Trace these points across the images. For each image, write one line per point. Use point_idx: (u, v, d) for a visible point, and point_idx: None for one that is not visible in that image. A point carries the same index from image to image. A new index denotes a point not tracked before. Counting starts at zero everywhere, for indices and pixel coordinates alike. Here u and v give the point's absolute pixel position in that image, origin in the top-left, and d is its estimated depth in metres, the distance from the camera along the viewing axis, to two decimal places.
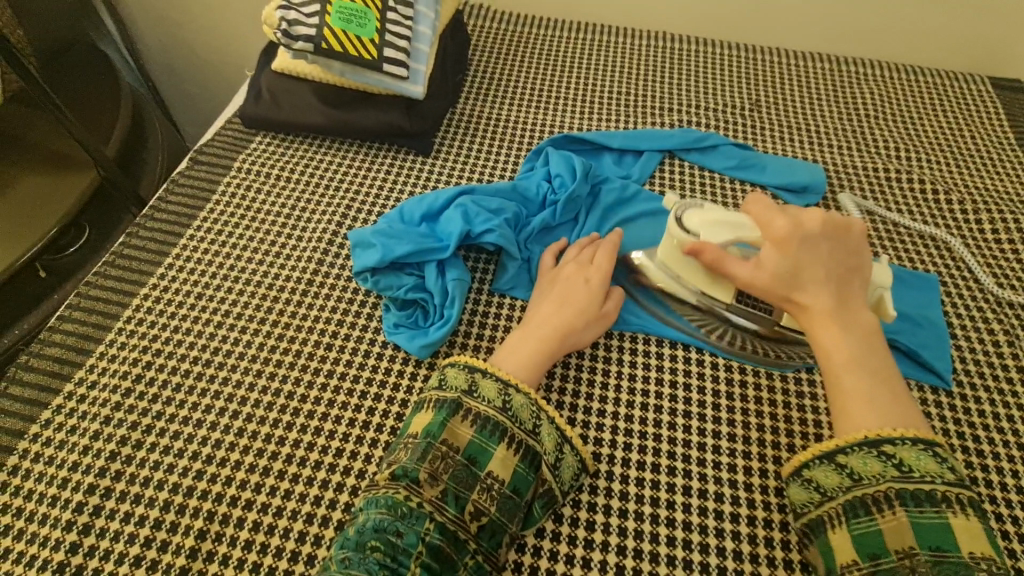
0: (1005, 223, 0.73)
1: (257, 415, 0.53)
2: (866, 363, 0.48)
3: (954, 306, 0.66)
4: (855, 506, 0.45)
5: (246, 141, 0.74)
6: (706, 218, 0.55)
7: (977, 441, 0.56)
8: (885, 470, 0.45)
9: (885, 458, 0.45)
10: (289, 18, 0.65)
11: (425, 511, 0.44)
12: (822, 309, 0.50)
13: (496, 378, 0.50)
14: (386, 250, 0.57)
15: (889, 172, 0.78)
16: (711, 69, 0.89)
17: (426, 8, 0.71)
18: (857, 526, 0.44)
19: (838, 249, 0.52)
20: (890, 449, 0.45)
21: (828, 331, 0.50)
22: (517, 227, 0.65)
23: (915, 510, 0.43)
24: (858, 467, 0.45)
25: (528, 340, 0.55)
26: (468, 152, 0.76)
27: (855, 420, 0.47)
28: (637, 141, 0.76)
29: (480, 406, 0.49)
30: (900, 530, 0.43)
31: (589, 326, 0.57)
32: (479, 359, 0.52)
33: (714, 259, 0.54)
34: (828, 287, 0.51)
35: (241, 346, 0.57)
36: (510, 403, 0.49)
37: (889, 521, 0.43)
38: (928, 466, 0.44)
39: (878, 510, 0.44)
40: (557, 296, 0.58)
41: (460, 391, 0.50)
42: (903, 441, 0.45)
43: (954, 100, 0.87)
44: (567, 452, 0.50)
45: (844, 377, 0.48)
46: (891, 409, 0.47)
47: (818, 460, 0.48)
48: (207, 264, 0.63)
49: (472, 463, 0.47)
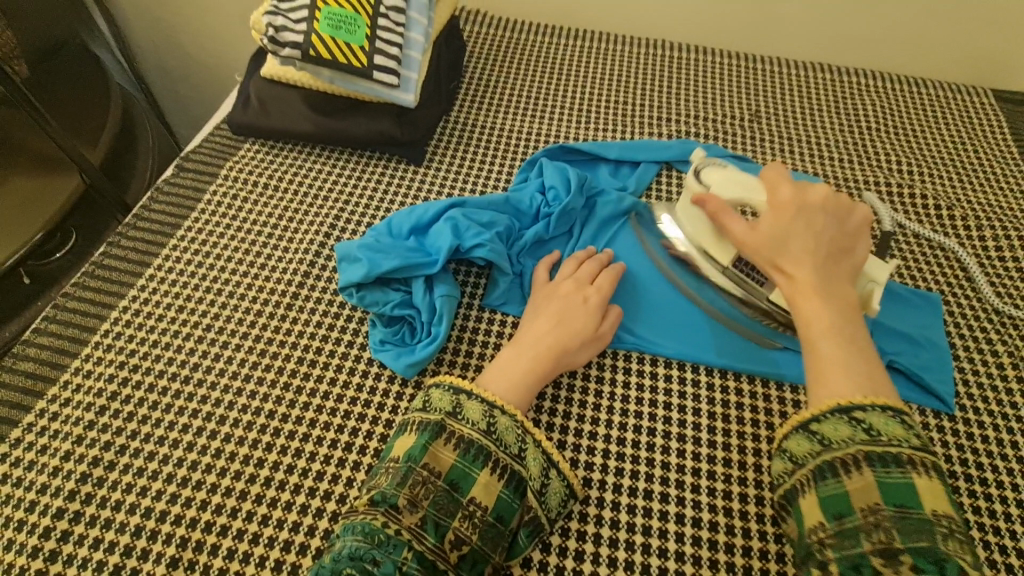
0: (1009, 240, 0.72)
1: (235, 436, 0.51)
2: (846, 333, 0.47)
3: (957, 327, 0.64)
4: (823, 470, 0.43)
5: (233, 148, 0.72)
6: (723, 175, 0.57)
7: (980, 467, 0.54)
8: (854, 433, 0.43)
9: (854, 422, 0.43)
10: (277, 24, 0.64)
11: (403, 539, 0.43)
12: (808, 278, 0.49)
13: (482, 401, 0.49)
14: (372, 264, 0.56)
15: (890, 186, 0.76)
16: (710, 78, 0.88)
17: (419, 14, 0.69)
18: (826, 488, 0.43)
19: (834, 226, 0.51)
20: (860, 415, 0.44)
21: (810, 298, 0.49)
22: (509, 241, 0.63)
23: (881, 470, 0.42)
24: (829, 432, 0.44)
25: (520, 359, 0.53)
26: (461, 162, 0.74)
27: (831, 384, 0.45)
28: (634, 152, 0.75)
29: (465, 429, 0.47)
30: (866, 489, 0.41)
31: (583, 346, 0.55)
32: (468, 381, 0.50)
33: (714, 209, 0.54)
34: (815, 257, 0.50)
35: (221, 362, 0.56)
36: (494, 426, 0.47)
37: (855, 482, 0.42)
38: (895, 431, 0.43)
39: (844, 472, 0.42)
40: (554, 313, 0.56)
41: (444, 413, 0.48)
42: (873, 407, 0.44)
43: (957, 113, 0.86)
44: (553, 477, 0.48)
45: (821, 342, 0.47)
46: (867, 382, 0.45)
47: (792, 428, 0.47)
48: (188, 276, 0.61)
49: (454, 489, 0.45)
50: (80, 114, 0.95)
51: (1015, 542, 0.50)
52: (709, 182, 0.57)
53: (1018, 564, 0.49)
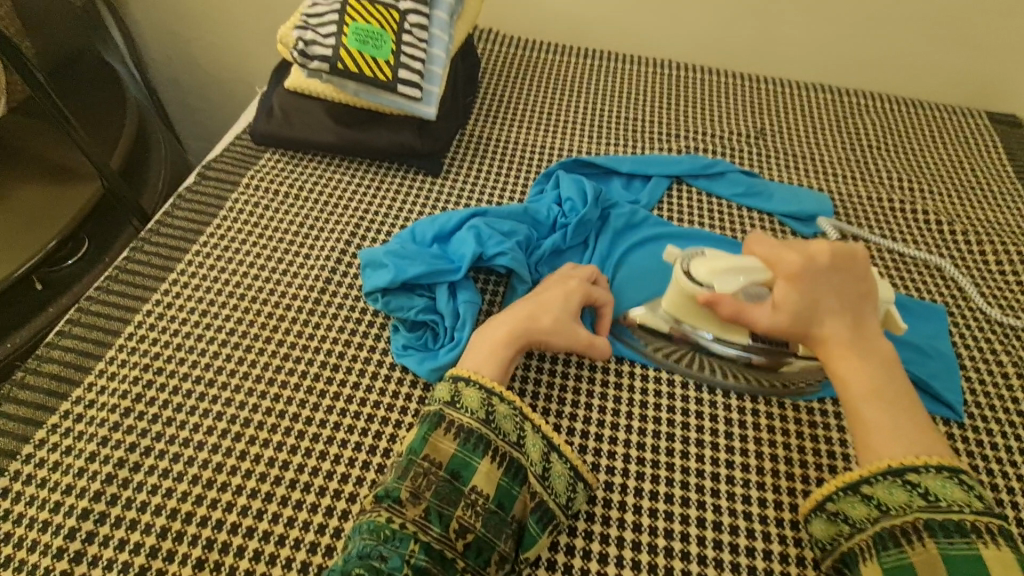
0: (1009, 255, 0.74)
1: (260, 437, 0.52)
2: (885, 391, 0.48)
3: (962, 337, 0.66)
4: (883, 538, 0.43)
5: (255, 157, 0.74)
6: (712, 267, 0.54)
7: (991, 474, 0.55)
8: (911, 499, 0.43)
9: (909, 487, 0.44)
10: (306, 38, 0.66)
11: (408, 532, 0.43)
12: (839, 341, 0.50)
13: (480, 388, 0.50)
14: (398, 270, 0.57)
15: (893, 202, 0.79)
16: (717, 96, 0.91)
17: (440, 31, 0.71)
18: (888, 559, 0.42)
19: (849, 283, 0.52)
20: (915, 478, 0.44)
21: (842, 361, 0.50)
22: (528, 250, 0.64)
23: (945, 541, 0.41)
24: (884, 497, 0.44)
25: (493, 333, 0.54)
26: (478, 173, 0.76)
27: (878, 453, 0.46)
28: (646, 166, 0.77)
29: (464, 418, 0.48)
30: (931, 563, 0.41)
31: (552, 331, 0.55)
32: (461, 368, 0.51)
33: (731, 310, 0.52)
34: (843, 320, 0.51)
35: (245, 366, 0.56)
36: (492, 415, 0.48)
37: (919, 553, 0.41)
38: (955, 495, 0.43)
39: (908, 542, 0.42)
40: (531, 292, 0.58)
41: (443, 403, 0.49)
42: (927, 468, 0.44)
43: (955, 133, 0.89)
44: (555, 460, 0.49)
45: (864, 411, 0.48)
46: (915, 442, 0.46)
47: (842, 490, 0.47)
48: (212, 281, 0.62)
49: (455, 478, 0.46)
50: (99, 124, 0.96)
51: None
52: (706, 281, 0.54)
53: None
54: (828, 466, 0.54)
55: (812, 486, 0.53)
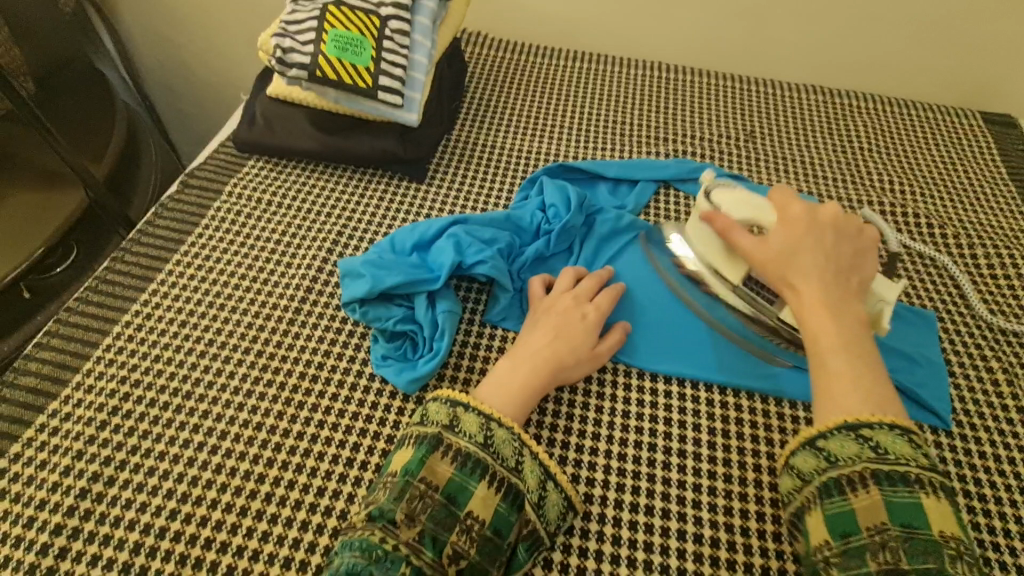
0: (1001, 258, 0.73)
1: (236, 450, 0.51)
2: (856, 352, 0.47)
3: (952, 343, 0.65)
4: (829, 488, 0.44)
5: (239, 165, 0.74)
6: (733, 196, 0.58)
7: (978, 484, 0.54)
8: (861, 451, 0.44)
9: (861, 440, 0.44)
10: (284, 46, 0.65)
11: (401, 554, 0.43)
12: (815, 295, 0.50)
13: (479, 413, 0.49)
14: (376, 280, 0.56)
15: (883, 204, 0.78)
16: (707, 99, 0.90)
17: (422, 37, 0.70)
18: (831, 506, 0.43)
19: (841, 246, 0.52)
20: (868, 433, 0.44)
21: (817, 315, 0.49)
22: (510, 257, 0.64)
23: (889, 489, 0.42)
24: (835, 450, 0.45)
25: (516, 374, 0.53)
26: (462, 179, 0.75)
27: (837, 400, 0.46)
28: (633, 171, 0.76)
29: (461, 442, 0.48)
30: (874, 508, 0.42)
31: (579, 364, 0.56)
32: (464, 395, 0.51)
33: (722, 227, 0.56)
34: (825, 277, 0.51)
35: (223, 377, 0.56)
36: (491, 439, 0.48)
37: (863, 500, 0.42)
38: (903, 450, 0.43)
39: (851, 490, 0.43)
40: (551, 328, 0.57)
41: (441, 426, 0.49)
42: (881, 425, 0.44)
43: (948, 134, 0.88)
44: (551, 489, 0.49)
45: (830, 360, 0.47)
46: (873, 400, 0.45)
47: (800, 446, 0.47)
48: (192, 291, 0.62)
49: (451, 502, 0.46)
50: (86, 131, 0.96)
51: (1015, 560, 0.50)
52: (720, 203, 0.58)
53: None
54: None
55: None
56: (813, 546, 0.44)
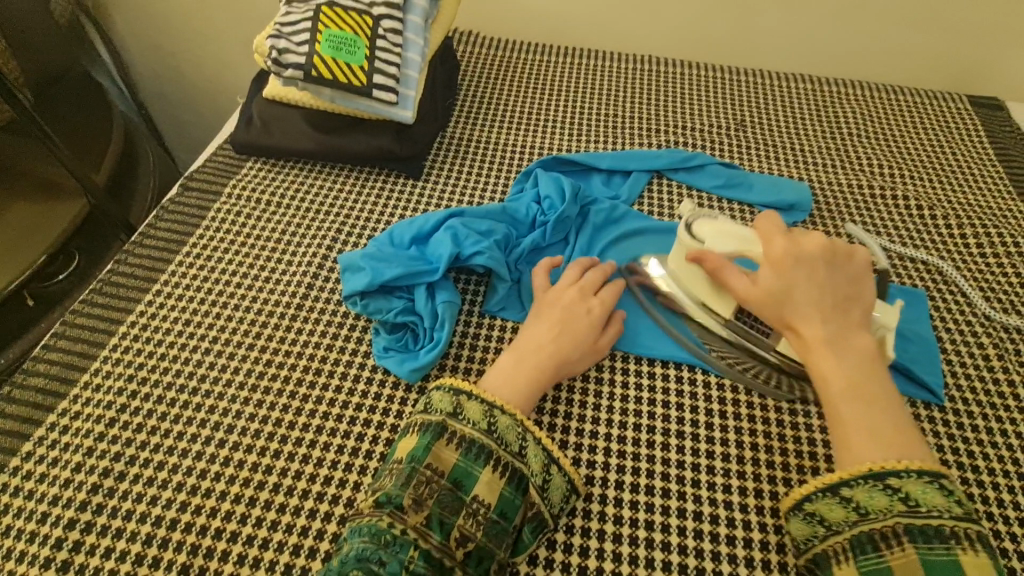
0: (989, 237, 0.74)
1: (244, 442, 0.52)
2: (864, 393, 0.47)
3: (943, 321, 0.66)
4: (861, 543, 0.43)
5: (237, 167, 0.75)
6: (714, 228, 0.58)
7: (970, 456, 0.56)
8: (891, 504, 0.43)
9: (890, 492, 0.43)
10: (279, 47, 0.66)
11: (410, 538, 0.44)
12: (816, 337, 0.49)
13: (482, 401, 0.51)
14: (375, 273, 0.57)
15: (873, 188, 0.79)
16: (697, 90, 0.91)
17: (415, 35, 0.71)
18: (866, 563, 0.42)
19: (835, 277, 0.51)
20: (896, 483, 0.43)
21: (821, 356, 0.48)
22: (507, 249, 0.65)
23: (924, 547, 0.41)
24: (864, 501, 0.43)
25: (521, 368, 0.54)
26: (458, 175, 0.76)
27: (856, 453, 0.45)
28: (625, 162, 0.78)
29: (466, 429, 0.49)
30: (911, 567, 0.40)
31: (583, 356, 0.57)
32: (467, 384, 0.52)
33: (713, 266, 0.55)
34: (823, 317, 0.50)
35: (228, 373, 0.57)
36: (495, 425, 0.50)
37: (898, 558, 0.41)
38: (935, 500, 0.42)
39: (886, 546, 0.42)
40: (556, 322, 0.58)
41: (445, 414, 0.50)
42: (908, 473, 0.43)
43: (935, 118, 0.90)
44: (554, 472, 0.50)
45: (843, 409, 0.47)
46: (893, 447, 0.44)
47: (821, 493, 0.45)
48: (194, 291, 0.63)
49: (457, 487, 0.47)
50: (85, 140, 0.97)
51: (1008, 528, 0.51)
52: (702, 237, 0.57)
53: (1012, 548, 0.50)
54: (807, 454, 0.55)
55: (792, 474, 0.54)
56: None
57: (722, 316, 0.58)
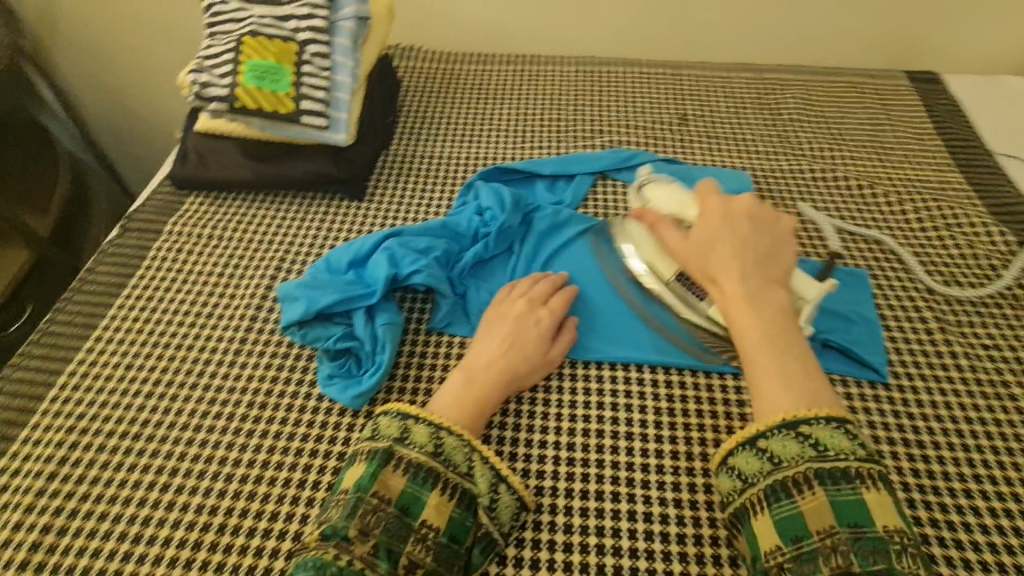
0: (929, 211, 0.75)
1: (188, 485, 0.52)
2: (781, 344, 0.47)
3: (887, 298, 0.66)
4: (776, 491, 0.43)
5: (178, 204, 0.74)
6: (665, 191, 0.62)
7: (916, 432, 0.56)
8: (803, 451, 0.43)
9: (801, 439, 0.43)
10: (201, 80, 0.67)
11: (357, 569, 0.43)
12: (738, 292, 0.50)
13: (430, 423, 0.50)
14: (310, 302, 0.57)
15: (815, 171, 0.80)
16: (639, 87, 0.92)
17: (343, 57, 0.71)
18: (781, 510, 0.42)
19: (758, 236, 0.53)
20: (806, 430, 0.43)
21: (740, 309, 0.49)
22: (449, 264, 0.64)
23: (833, 489, 0.42)
24: (777, 451, 0.44)
25: (470, 391, 0.54)
26: (402, 192, 0.76)
27: (772, 402, 0.45)
28: (568, 166, 0.78)
29: (414, 454, 0.48)
30: (820, 510, 0.41)
31: (533, 371, 0.57)
32: (416, 408, 0.51)
33: (651, 220, 0.58)
34: (744, 273, 0.51)
35: (172, 415, 0.56)
36: (442, 447, 0.49)
37: (809, 503, 0.42)
38: (842, 444, 0.43)
39: (799, 492, 0.42)
40: (505, 334, 0.57)
41: (392, 439, 0.49)
42: (817, 421, 0.43)
43: (873, 97, 0.91)
44: (502, 491, 0.49)
45: (760, 358, 0.47)
46: (804, 395, 0.45)
47: (741, 446, 0.46)
48: (136, 334, 0.62)
49: (405, 514, 0.46)
50: (28, 188, 0.96)
51: (954, 500, 0.52)
52: (651, 200, 0.62)
53: (959, 520, 0.51)
54: None
55: None
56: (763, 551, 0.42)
57: (665, 276, 0.62)
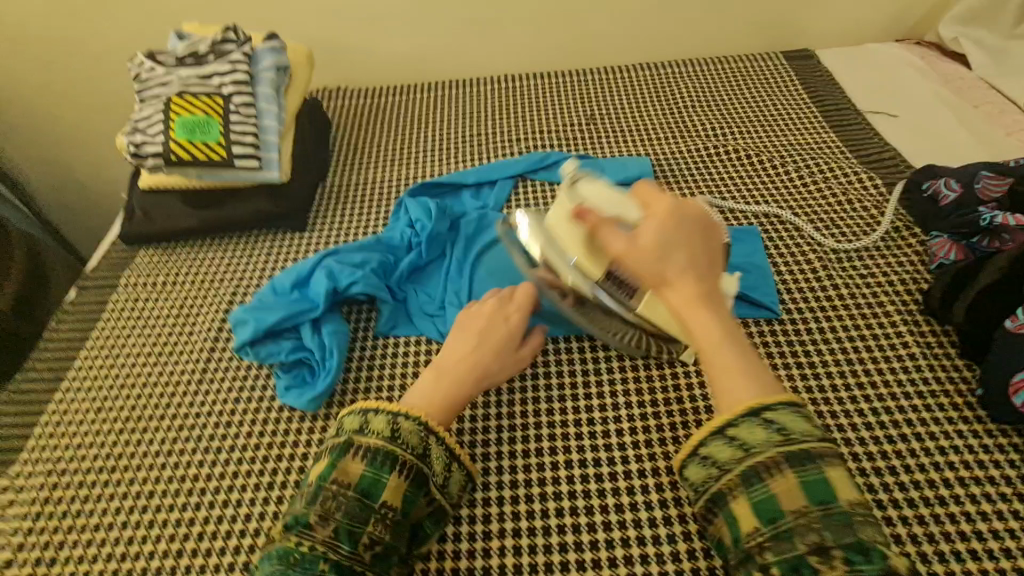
0: (810, 168, 0.85)
1: (165, 504, 0.56)
2: (736, 338, 0.47)
3: (779, 247, 0.75)
4: (749, 476, 0.43)
5: (132, 258, 0.79)
6: (596, 191, 0.57)
7: (809, 356, 0.64)
8: (770, 436, 0.43)
9: (766, 425, 0.43)
10: (137, 141, 0.74)
11: (319, 552, 0.47)
12: (692, 290, 0.48)
13: (388, 413, 0.53)
14: (258, 321, 0.63)
15: (710, 149, 0.89)
16: (549, 96, 1.01)
17: (268, 104, 0.78)
18: (755, 494, 0.42)
19: (708, 234, 0.52)
20: (771, 416, 0.43)
21: (695, 307, 0.48)
22: (387, 274, 0.71)
23: (801, 470, 0.41)
24: (746, 438, 0.43)
25: (439, 386, 0.58)
26: (342, 218, 0.83)
27: (733, 393, 0.45)
28: (490, 174, 0.85)
29: (373, 441, 0.52)
30: (792, 492, 0.41)
31: (503, 366, 0.62)
32: (395, 403, 0.55)
33: (591, 223, 0.54)
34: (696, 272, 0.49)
35: (144, 445, 0.60)
36: (398, 432, 0.52)
37: (781, 484, 0.41)
38: (805, 428, 0.43)
39: (769, 476, 0.42)
40: (477, 336, 0.61)
41: (352, 432, 0.53)
42: (781, 406, 0.44)
43: (756, 77, 1.02)
44: (455, 470, 0.54)
45: (719, 352, 0.47)
46: (762, 385, 0.45)
47: (711, 436, 0.46)
48: (102, 379, 0.66)
49: (365, 497, 0.49)
50: None
51: (845, 407, 0.59)
52: (584, 197, 0.58)
53: (849, 423, 0.58)
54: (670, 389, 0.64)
55: (659, 407, 0.62)
56: (740, 535, 0.42)
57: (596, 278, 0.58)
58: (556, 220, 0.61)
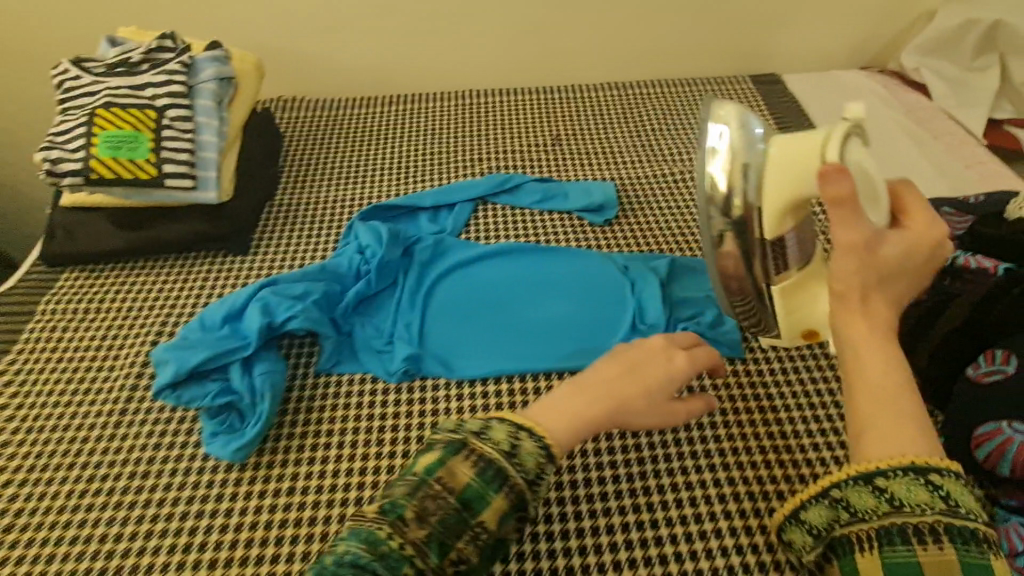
0: None
1: (72, 566, 0.52)
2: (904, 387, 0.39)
3: None
4: (891, 533, 0.34)
5: (53, 280, 0.72)
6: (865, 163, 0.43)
7: (771, 398, 0.61)
8: (932, 501, 0.34)
9: (932, 488, 0.34)
10: (53, 157, 0.68)
11: (406, 554, 0.35)
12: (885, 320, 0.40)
13: (511, 423, 0.40)
14: (181, 361, 0.58)
15: (676, 175, 0.87)
16: (514, 114, 0.98)
17: (207, 117, 0.72)
18: (892, 553, 0.34)
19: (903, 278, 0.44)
20: (937, 481, 0.34)
21: (876, 335, 0.39)
22: (330, 305, 0.66)
23: (963, 548, 0.33)
24: (902, 494, 0.34)
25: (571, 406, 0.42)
26: (287, 240, 0.77)
27: (901, 439, 0.36)
28: (448, 196, 0.81)
29: (485, 448, 0.38)
30: (944, 568, 0.33)
31: (651, 412, 0.45)
32: (516, 413, 0.41)
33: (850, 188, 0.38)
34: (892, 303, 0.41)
35: (52, 498, 0.55)
36: (518, 450, 0.38)
37: (931, 553, 0.33)
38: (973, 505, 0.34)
39: (919, 542, 0.34)
40: (626, 361, 0.46)
41: (469, 431, 0.39)
42: (954, 477, 0.35)
43: (723, 101, 1.00)
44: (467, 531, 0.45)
45: (897, 391, 0.38)
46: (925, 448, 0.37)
47: (853, 479, 0.36)
48: (10, 422, 0.61)
49: (465, 509, 0.36)
50: None
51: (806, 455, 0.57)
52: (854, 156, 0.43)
53: (808, 472, 0.56)
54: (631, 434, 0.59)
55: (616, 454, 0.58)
56: None
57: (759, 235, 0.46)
58: (767, 159, 0.45)
